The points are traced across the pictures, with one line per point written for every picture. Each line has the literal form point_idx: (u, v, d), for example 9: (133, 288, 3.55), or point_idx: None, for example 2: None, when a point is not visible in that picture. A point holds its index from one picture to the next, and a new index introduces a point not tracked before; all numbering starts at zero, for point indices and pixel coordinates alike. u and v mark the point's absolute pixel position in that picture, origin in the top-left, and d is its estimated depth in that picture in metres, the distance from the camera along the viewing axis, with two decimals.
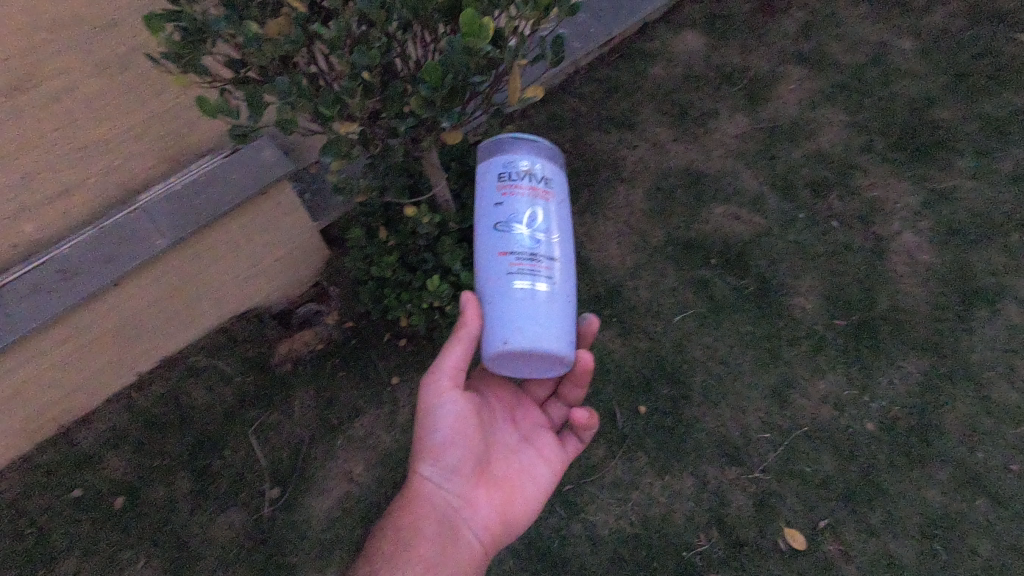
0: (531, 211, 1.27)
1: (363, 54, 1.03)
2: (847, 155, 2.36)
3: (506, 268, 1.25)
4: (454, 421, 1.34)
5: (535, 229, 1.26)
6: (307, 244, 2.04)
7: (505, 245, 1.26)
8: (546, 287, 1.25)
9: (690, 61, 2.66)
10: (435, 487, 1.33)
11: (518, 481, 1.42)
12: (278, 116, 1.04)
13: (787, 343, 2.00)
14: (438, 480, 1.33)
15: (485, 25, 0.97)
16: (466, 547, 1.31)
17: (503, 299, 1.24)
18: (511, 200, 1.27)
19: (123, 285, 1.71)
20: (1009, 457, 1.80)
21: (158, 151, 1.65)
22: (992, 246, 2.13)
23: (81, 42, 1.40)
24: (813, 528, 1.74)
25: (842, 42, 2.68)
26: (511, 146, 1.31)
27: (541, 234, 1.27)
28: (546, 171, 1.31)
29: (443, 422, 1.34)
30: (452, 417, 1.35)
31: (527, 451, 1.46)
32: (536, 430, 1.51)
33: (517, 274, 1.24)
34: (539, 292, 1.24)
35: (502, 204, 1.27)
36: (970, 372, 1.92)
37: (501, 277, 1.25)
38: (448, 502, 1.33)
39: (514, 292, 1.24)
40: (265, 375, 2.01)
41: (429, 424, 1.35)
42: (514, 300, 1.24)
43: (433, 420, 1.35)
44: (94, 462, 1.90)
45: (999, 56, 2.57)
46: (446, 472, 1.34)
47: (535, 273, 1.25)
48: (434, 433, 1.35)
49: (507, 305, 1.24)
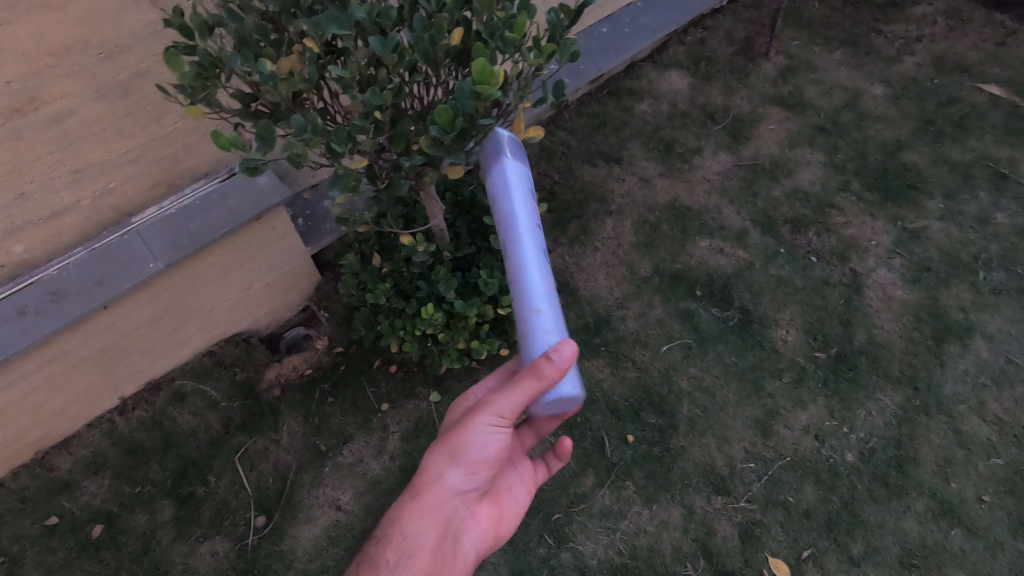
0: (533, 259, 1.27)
1: (376, 94, 1.10)
2: (825, 193, 2.46)
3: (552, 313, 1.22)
4: (488, 452, 1.24)
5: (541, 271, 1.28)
6: (299, 268, 2.04)
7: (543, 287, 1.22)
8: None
9: (675, 99, 2.77)
10: (448, 499, 1.25)
11: (506, 499, 1.37)
12: (290, 151, 1.07)
13: (770, 375, 2.05)
14: (452, 495, 1.25)
15: (494, 73, 1.05)
16: (459, 567, 1.26)
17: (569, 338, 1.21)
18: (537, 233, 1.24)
19: (111, 308, 1.69)
20: (981, 488, 1.87)
21: (155, 175, 1.63)
22: (961, 283, 2.24)
23: (86, 66, 1.38)
24: (796, 557, 1.77)
25: (819, 86, 2.82)
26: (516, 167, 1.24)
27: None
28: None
29: (475, 448, 1.23)
30: (485, 447, 1.23)
31: (514, 471, 1.41)
32: (518, 451, 1.45)
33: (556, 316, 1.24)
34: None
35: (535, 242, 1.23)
36: (942, 405, 2.00)
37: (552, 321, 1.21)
38: (457, 519, 1.26)
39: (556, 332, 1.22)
40: (253, 400, 1.99)
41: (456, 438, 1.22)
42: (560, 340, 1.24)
43: (469, 442, 1.22)
44: (72, 488, 1.85)
45: (963, 104, 2.74)
46: (462, 489, 1.26)
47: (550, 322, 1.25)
48: (464, 453, 1.23)
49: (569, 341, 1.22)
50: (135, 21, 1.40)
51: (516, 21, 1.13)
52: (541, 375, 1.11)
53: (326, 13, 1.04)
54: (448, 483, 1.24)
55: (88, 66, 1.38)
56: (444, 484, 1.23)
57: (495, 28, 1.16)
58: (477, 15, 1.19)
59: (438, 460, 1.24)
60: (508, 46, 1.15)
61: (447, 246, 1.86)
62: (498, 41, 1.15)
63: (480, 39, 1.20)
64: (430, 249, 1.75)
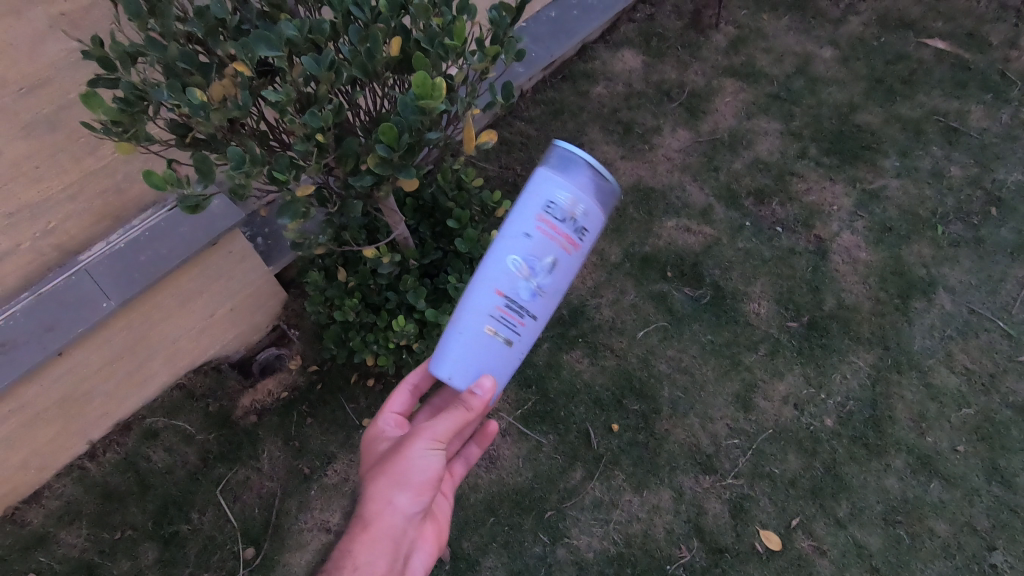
0: None
1: (315, 117, 1.06)
2: (785, 162, 2.48)
3: None
4: (431, 476, 1.22)
5: (536, 282, 1.17)
6: (263, 288, 1.97)
7: None
8: (509, 341, 1.19)
9: (631, 79, 2.74)
10: (399, 524, 1.21)
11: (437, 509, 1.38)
12: (231, 185, 1.03)
13: (746, 349, 2.08)
14: (401, 519, 1.21)
15: (436, 86, 1.03)
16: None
17: (469, 337, 1.18)
18: (545, 238, 1.15)
19: (68, 354, 1.62)
20: (955, 439, 1.93)
21: (96, 209, 1.54)
22: (922, 240, 2.29)
23: (8, 103, 1.29)
24: (786, 526, 1.81)
25: (770, 54, 2.82)
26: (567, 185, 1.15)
27: (542, 288, 1.17)
28: (589, 218, 1.17)
29: (418, 473, 1.21)
30: (426, 471, 1.22)
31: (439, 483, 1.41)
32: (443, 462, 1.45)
33: (497, 322, 1.17)
34: (502, 344, 1.19)
35: None
36: (913, 360, 2.05)
37: None
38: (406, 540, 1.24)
39: (489, 335, 1.18)
40: (229, 431, 1.94)
41: (407, 467, 1.20)
42: (484, 342, 1.18)
43: (411, 467, 1.20)
44: (48, 542, 1.78)
45: (909, 60, 2.77)
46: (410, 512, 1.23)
47: None
48: (408, 479, 1.20)
49: (470, 341, 1.18)
50: (54, 51, 1.30)
51: (454, 27, 1.12)
52: (469, 407, 1.18)
53: (254, 33, 1.00)
54: (396, 509, 1.20)
55: (9, 103, 1.29)
56: (393, 512, 1.20)
57: (435, 35, 1.14)
58: (414, 23, 1.16)
59: (381, 490, 1.20)
60: (450, 52, 1.14)
61: (413, 254, 1.82)
62: (438, 49, 1.14)
63: (420, 47, 1.18)
64: (396, 259, 1.71)
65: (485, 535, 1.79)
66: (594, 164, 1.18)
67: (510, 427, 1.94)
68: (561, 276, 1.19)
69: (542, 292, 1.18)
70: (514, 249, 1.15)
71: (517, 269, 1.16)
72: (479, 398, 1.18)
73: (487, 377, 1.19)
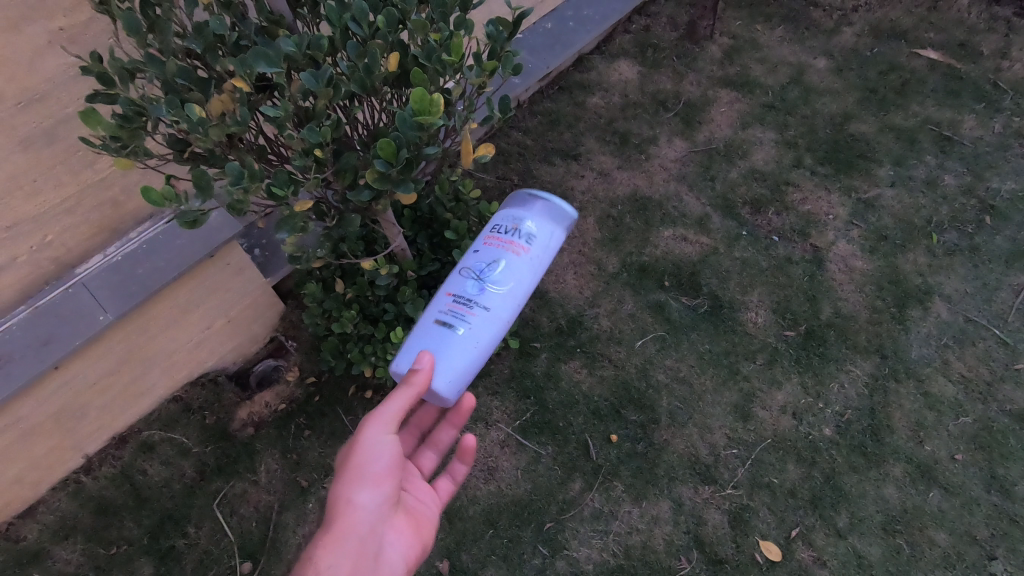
0: (495, 261, 1.43)
1: (313, 131, 1.07)
2: (780, 171, 2.50)
3: (468, 314, 1.39)
4: (383, 463, 1.25)
5: (486, 278, 1.41)
6: (260, 299, 1.96)
7: (477, 285, 1.41)
8: (457, 328, 1.38)
9: (627, 89, 2.76)
10: (363, 522, 1.21)
11: (417, 511, 1.40)
12: (230, 200, 1.03)
13: (744, 358, 2.08)
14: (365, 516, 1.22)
15: (434, 101, 1.04)
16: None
17: (426, 326, 1.41)
18: (491, 248, 1.45)
19: (64, 367, 1.62)
20: (953, 448, 1.93)
21: (94, 222, 1.54)
22: (917, 248, 2.30)
23: (6, 117, 1.29)
24: (786, 537, 1.80)
25: (765, 64, 2.85)
26: (523, 207, 1.48)
27: (490, 284, 1.41)
28: (541, 228, 1.47)
29: (376, 460, 1.25)
30: (381, 457, 1.25)
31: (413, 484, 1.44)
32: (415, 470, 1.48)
33: (448, 314, 1.40)
34: (456, 327, 1.38)
35: (505, 251, 1.44)
36: (910, 369, 2.06)
37: (468, 323, 1.38)
38: (376, 536, 1.25)
39: (447, 321, 1.40)
40: (226, 443, 1.93)
41: (367, 455, 1.24)
42: (436, 332, 1.39)
43: (366, 457, 1.24)
44: (42, 558, 1.76)
45: (902, 70, 2.80)
46: (373, 506, 1.24)
47: (463, 312, 1.39)
48: (366, 469, 1.24)
49: (426, 329, 1.40)
50: (53, 66, 1.31)
51: (453, 42, 1.13)
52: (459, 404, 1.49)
53: (253, 49, 1.01)
54: (359, 505, 1.22)
55: (7, 117, 1.29)
56: (356, 507, 1.21)
57: (433, 50, 1.16)
58: (412, 39, 1.17)
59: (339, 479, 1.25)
60: (447, 67, 1.15)
61: (411, 265, 1.82)
62: (436, 63, 1.15)
63: (418, 62, 1.19)
64: (394, 271, 1.71)
65: (485, 548, 1.78)
66: (543, 199, 1.50)
67: (508, 438, 1.94)
68: (513, 274, 1.42)
69: (491, 287, 1.40)
70: (519, 284, 1.44)
71: (469, 270, 1.44)
72: (420, 371, 1.30)
73: (425, 353, 1.32)
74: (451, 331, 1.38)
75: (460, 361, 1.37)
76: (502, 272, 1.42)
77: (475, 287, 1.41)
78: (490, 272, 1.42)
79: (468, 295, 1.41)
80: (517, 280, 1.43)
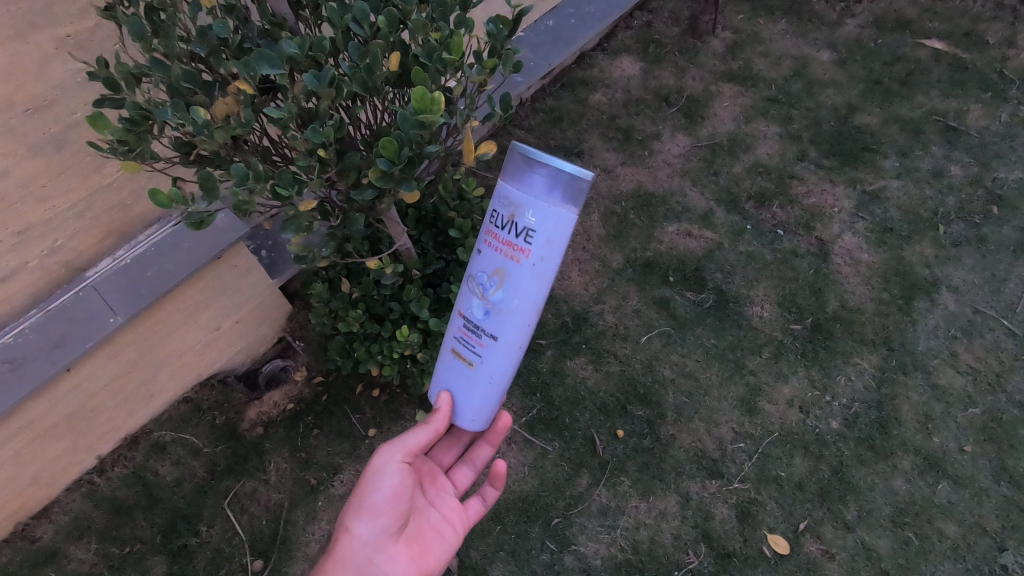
0: (495, 273, 1.21)
1: (316, 132, 1.09)
2: (785, 165, 2.49)
3: (477, 346, 1.28)
4: (387, 493, 1.33)
5: (488, 300, 1.23)
6: (267, 300, 1.99)
7: (482, 311, 1.25)
8: (471, 362, 1.31)
9: (629, 85, 2.76)
10: (360, 550, 1.29)
11: (427, 539, 1.40)
12: (235, 201, 1.04)
13: (750, 352, 2.08)
14: (360, 545, 1.29)
15: (434, 100, 1.05)
16: None
17: (443, 358, 1.37)
18: (492, 252, 1.22)
19: (75, 370, 1.64)
20: (962, 439, 1.92)
21: (103, 225, 1.56)
22: (924, 240, 2.29)
23: (15, 123, 1.31)
24: (794, 530, 1.80)
25: (768, 57, 2.84)
26: (522, 185, 1.14)
27: (493, 306, 1.23)
28: (541, 220, 1.14)
29: (383, 490, 1.33)
30: (383, 488, 1.33)
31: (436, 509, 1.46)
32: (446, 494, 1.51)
33: (462, 342, 1.32)
34: (468, 361, 1.31)
35: (506, 263, 1.20)
36: (918, 361, 2.05)
37: (480, 357, 1.29)
38: (374, 566, 1.29)
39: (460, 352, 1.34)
40: (236, 443, 1.95)
41: (372, 485, 1.34)
42: (453, 363, 1.35)
43: (371, 485, 1.33)
44: (58, 557, 1.79)
45: (906, 61, 2.78)
46: (371, 536, 1.31)
47: (472, 344, 1.29)
48: (368, 499, 1.33)
49: (445, 360, 1.37)
50: (60, 73, 1.33)
51: (453, 41, 1.14)
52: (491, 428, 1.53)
53: (256, 52, 1.02)
54: (356, 534, 1.30)
55: (17, 123, 1.31)
56: (352, 535, 1.30)
57: (433, 49, 1.16)
58: (412, 38, 1.18)
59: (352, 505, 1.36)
60: (447, 66, 1.16)
61: (416, 265, 1.82)
62: (437, 62, 1.16)
63: (418, 61, 1.20)
64: (399, 270, 1.70)
65: (493, 544, 1.79)
66: (548, 164, 1.12)
67: (515, 435, 1.95)
68: (516, 291, 1.20)
69: (496, 311, 1.24)
70: (527, 298, 1.21)
71: (474, 286, 1.26)
72: (439, 412, 1.36)
73: (443, 393, 1.36)
74: (464, 369, 1.33)
75: (481, 392, 1.34)
76: (505, 292, 1.21)
77: (478, 312, 1.25)
78: (492, 292, 1.23)
79: (475, 324, 1.28)
80: (522, 297, 1.21)
